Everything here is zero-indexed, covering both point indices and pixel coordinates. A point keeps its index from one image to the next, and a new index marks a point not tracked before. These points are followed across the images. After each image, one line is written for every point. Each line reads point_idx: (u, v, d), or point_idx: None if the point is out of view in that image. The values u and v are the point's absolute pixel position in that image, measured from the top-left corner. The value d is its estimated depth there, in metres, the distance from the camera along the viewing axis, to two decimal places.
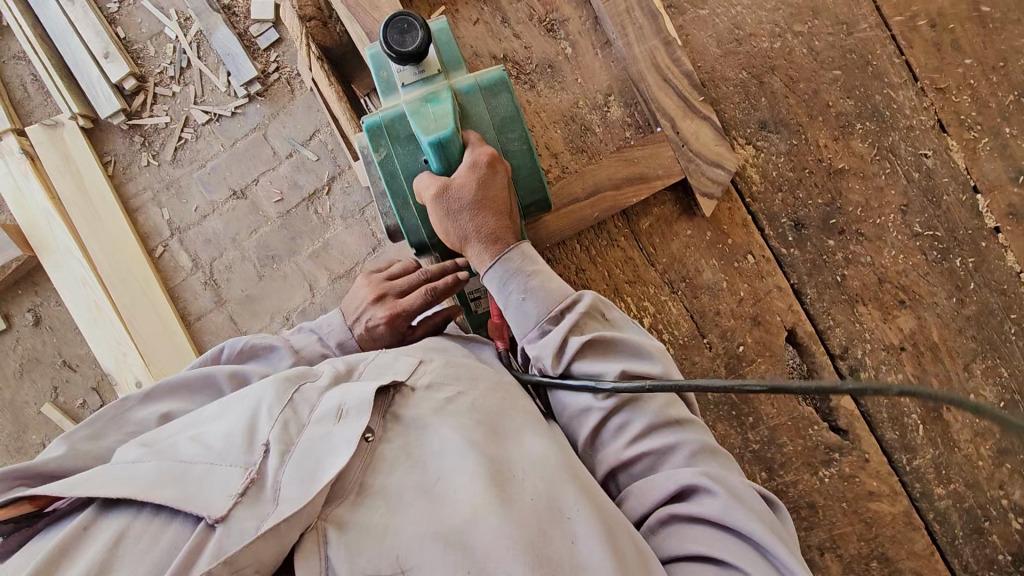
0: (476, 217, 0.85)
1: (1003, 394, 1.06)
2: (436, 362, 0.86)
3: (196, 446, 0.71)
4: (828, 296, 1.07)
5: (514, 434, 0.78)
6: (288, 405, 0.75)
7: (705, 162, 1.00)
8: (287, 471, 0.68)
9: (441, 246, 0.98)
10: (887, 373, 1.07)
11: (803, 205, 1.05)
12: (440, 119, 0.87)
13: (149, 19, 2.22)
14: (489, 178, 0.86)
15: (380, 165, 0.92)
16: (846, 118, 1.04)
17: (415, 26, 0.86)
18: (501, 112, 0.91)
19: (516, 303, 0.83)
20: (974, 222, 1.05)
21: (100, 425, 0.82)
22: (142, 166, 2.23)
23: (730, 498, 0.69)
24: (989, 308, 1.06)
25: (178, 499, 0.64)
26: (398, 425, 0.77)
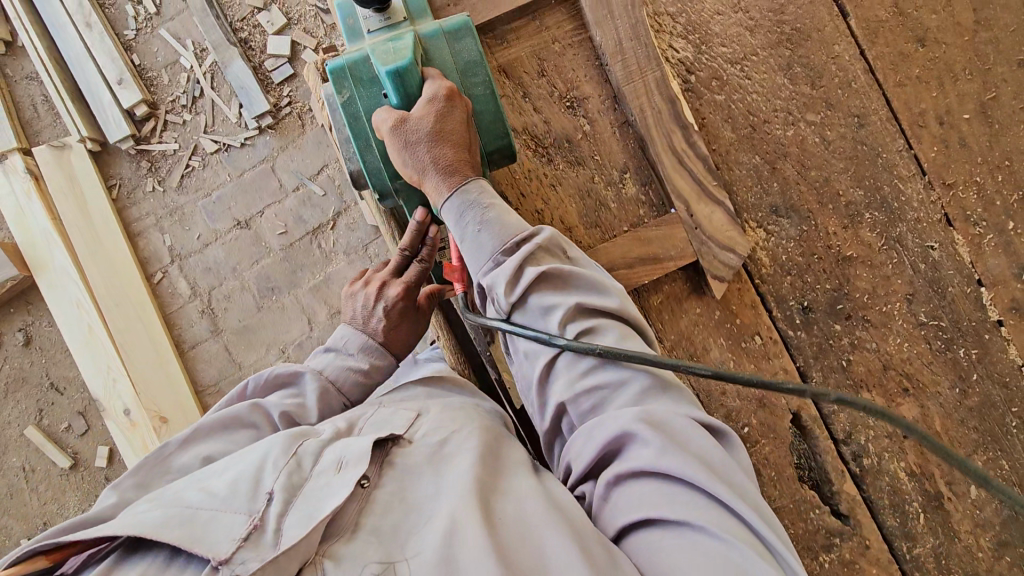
0: (434, 149, 0.85)
1: (1003, 486, 1.07)
2: (433, 413, 0.85)
3: (201, 492, 0.69)
4: (834, 380, 1.07)
5: (506, 468, 0.76)
6: (293, 457, 0.73)
7: (716, 243, 1.02)
8: (289, 517, 0.66)
9: (403, 192, 0.98)
10: (889, 460, 1.08)
11: (811, 290, 1.07)
12: (399, 52, 0.87)
13: (165, 47, 2.22)
14: (448, 112, 0.85)
15: (343, 107, 0.93)
16: (856, 207, 1.06)
17: None
18: (465, 57, 0.92)
19: (472, 234, 0.83)
20: (977, 314, 1.07)
21: (144, 472, 0.83)
22: (147, 192, 2.23)
23: (665, 444, 0.66)
24: (991, 400, 1.07)
25: (182, 540, 0.62)
26: (392, 472, 0.74)
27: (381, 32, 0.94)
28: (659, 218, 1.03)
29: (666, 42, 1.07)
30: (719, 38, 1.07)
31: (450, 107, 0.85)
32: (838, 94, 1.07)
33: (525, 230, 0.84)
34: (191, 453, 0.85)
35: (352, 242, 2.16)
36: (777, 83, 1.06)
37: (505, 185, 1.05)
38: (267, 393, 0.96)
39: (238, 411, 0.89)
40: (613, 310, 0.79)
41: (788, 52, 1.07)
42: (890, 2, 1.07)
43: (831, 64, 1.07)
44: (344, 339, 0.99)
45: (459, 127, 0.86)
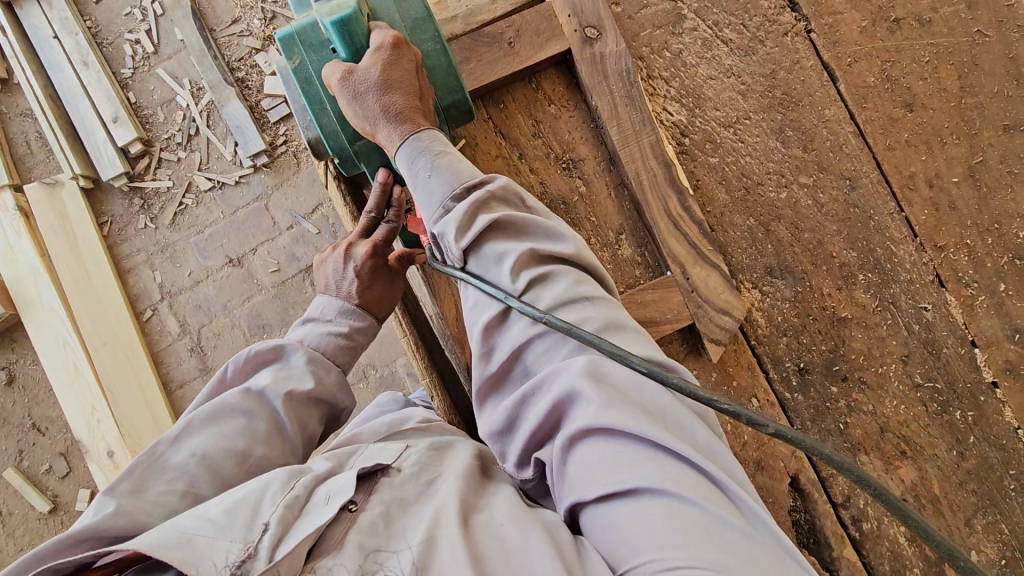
0: (382, 98, 0.87)
1: (1003, 552, 1.06)
2: (422, 446, 0.82)
3: (195, 512, 0.67)
4: (832, 443, 1.06)
5: (490, 490, 0.75)
6: (291, 488, 0.70)
7: (710, 302, 1.01)
8: (286, 544, 0.64)
9: (363, 154, 1.00)
10: (889, 524, 1.06)
11: (807, 350, 1.06)
12: (341, 3, 0.88)
13: (162, 86, 2.23)
14: (393, 61, 0.87)
15: (295, 72, 0.95)
16: (850, 269, 1.07)
17: None
18: (413, 14, 0.94)
19: (424, 180, 0.84)
20: (972, 375, 1.07)
21: (139, 476, 0.75)
22: (139, 229, 2.21)
23: (607, 401, 0.65)
24: (988, 461, 1.06)
25: (176, 564, 0.60)
26: (381, 495, 0.72)
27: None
28: (653, 280, 1.03)
29: (660, 105, 1.08)
30: (711, 101, 1.08)
31: (396, 56, 0.88)
32: (830, 157, 1.08)
33: (477, 177, 0.83)
34: (183, 448, 0.79)
35: None
36: (769, 145, 1.08)
37: None
38: (248, 372, 0.90)
39: (230, 401, 0.84)
40: (567, 254, 0.78)
41: (780, 116, 1.08)
42: (878, 68, 1.09)
43: (822, 127, 1.08)
44: (323, 303, 0.99)
45: (409, 71, 0.89)
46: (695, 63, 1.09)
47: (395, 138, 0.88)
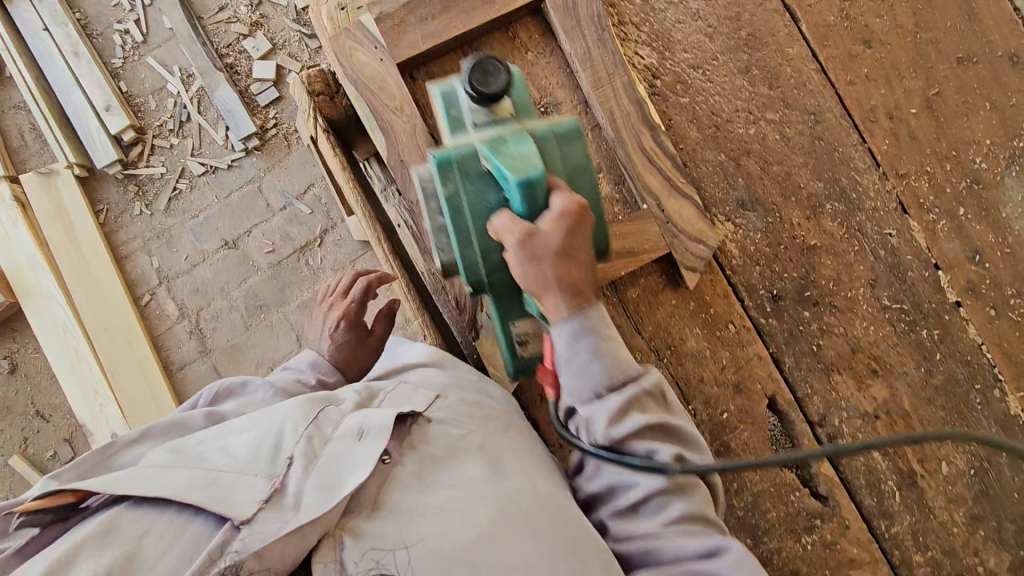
0: (559, 266, 0.79)
1: (972, 461, 1.12)
2: (452, 400, 0.91)
3: (229, 452, 0.76)
4: (806, 364, 1.12)
5: (516, 463, 0.82)
6: (312, 423, 0.79)
7: (686, 231, 1.07)
8: (311, 479, 0.72)
9: (500, 285, 0.91)
10: (864, 440, 1.11)
11: (779, 278, 1.12)
12: (525, 160, 0.79)
13: (153, 74, 2.27)
14: (577, 228, 0.79)
15: (446, 200, 0.84)
16: (817, 199, 1.13)
17: (499, 69, 0.83)
18: (573, 160, 0.87)
19: (583, 360, 0.79)
20: (936, 296, 1.13)
21: (88, 467, 0.79)
22: (135, 216, 2.26)
23: (746, 558, 0.72)
24: (955, 377, 1.12)
25: (206, 505, 0.68)
26: (414, 453, 0.80)
27: (489, 125, 0.86)
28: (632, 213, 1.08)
29: (632, 50, 1.14)
30: (680, 45, 1.14)
31: (580, 222, 0.80)
32: (795, 93, 1.13)
33: (634, 368, 0.82)
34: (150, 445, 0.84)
35: (340, 257, 2.20)
36: (736, 85, 1.13)
37: None
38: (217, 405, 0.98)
39: (193, 420, 0.90)
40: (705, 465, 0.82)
41: (746, 56, 1.14)
42: (837, 8, 1.15)
43: (786, 66, 1.14)
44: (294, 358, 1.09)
45: (576, 236, 0.80)
46: (664, 9, 1.15)
47: (560, 313, 0.79)
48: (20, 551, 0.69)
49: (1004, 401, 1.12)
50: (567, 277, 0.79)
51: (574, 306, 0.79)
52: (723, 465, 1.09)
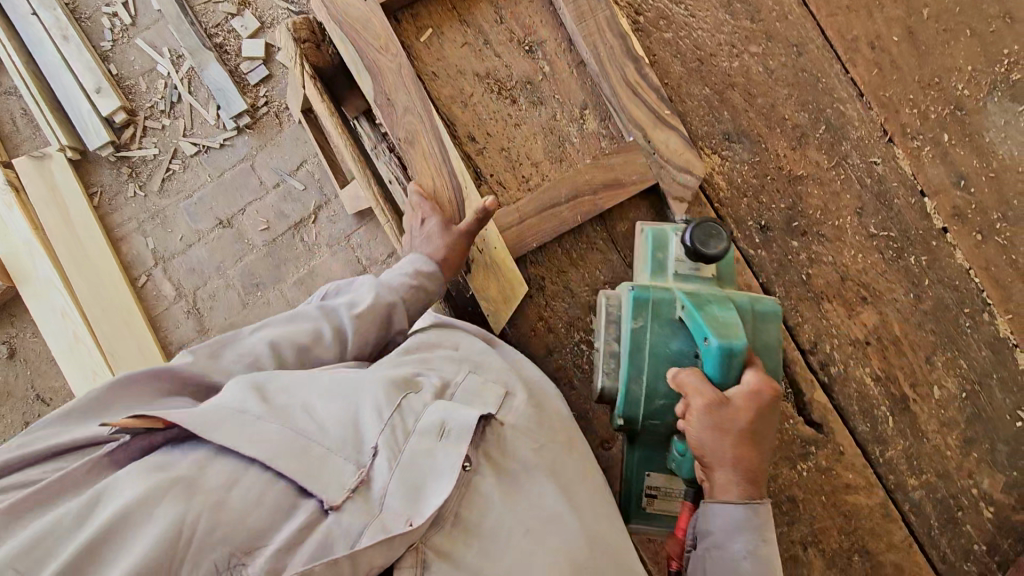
0: (738, 447, 0.80)
1: (964, 385, 1.12)
2: (521, 399, 0.87)
3: (314, 420, 0.73)
4: (795, 293, 1.13)
5: (572, 482, 0.83)
6: (396, 412, 0.76)
7: (673, 162, 1.08)
8: (395, 481, 0.70)
9: (653, 429, 0.93)
10: (855, 366, 1.12)
11: (766, 209, 1.13)
12: (729, 326, 0.84)
13: (142, 56, 2.28)
14: (763, 411, 0.81)
15: (631, 333, 0.91)
16: (802, 129, 1.14)
17: (720, 235, 0.90)
18: (762, 338, 0.91)
19: (738, 554, 0.79)
20: (923, 223, 1.14)
21: (217, 346, 0.86)
22: (128, 197, 2.26)
23: None
24: (944, 302, 1.13)
25: (295, 475, 0.67)
26: (492, 464, 0.78)
27: (689, 277, 0.96)
28: (618, 146, 1.10)
29: None
30: None
31: (766, 407, 0.81)
32: (776, 26, 1.15)
33: None
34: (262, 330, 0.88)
35: (335, 232, 2.21)
36: (719, 19, 1.14)
37: (472, 128, 1.12)
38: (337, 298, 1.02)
39: (307, 310, 0.93)
40: None
41: None
42: None
43: None
44: (401, 260, 1.02)
45: (757, 434, 0.81)
46: None
47: (732, 489, 0.81)
48: (111, 453, 0.68)
49: (993, 325, 1.13)
50: (744, 456, 0.80)
51: (747, 494, 0.81)
52: None
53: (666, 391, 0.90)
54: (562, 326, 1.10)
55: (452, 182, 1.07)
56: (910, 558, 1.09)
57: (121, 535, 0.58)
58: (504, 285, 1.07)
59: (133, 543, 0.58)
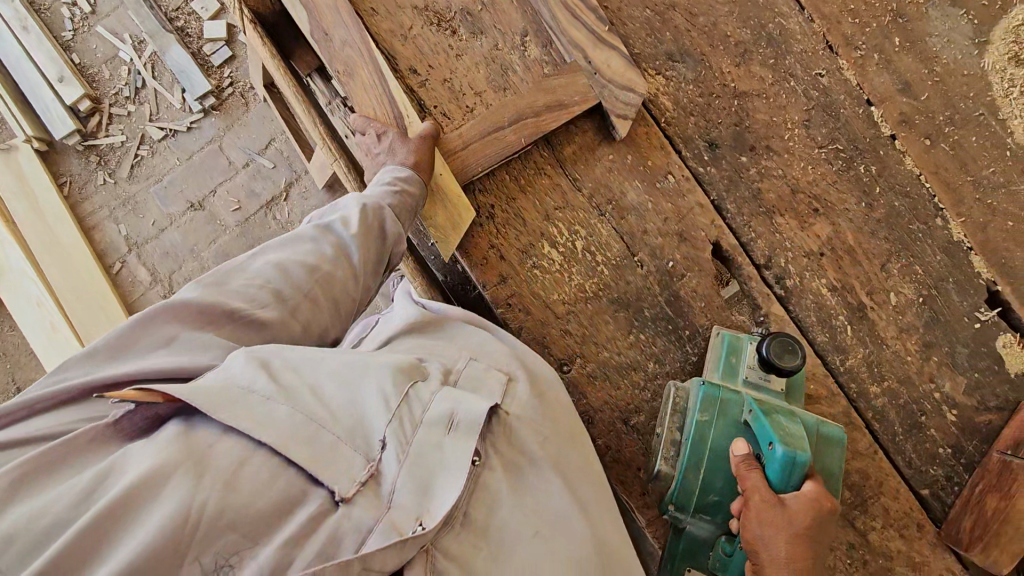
0: (792, 547, 0.82)
1: (921, 290, 1.12)
2: (523, 389, 0.87)
3: (322, 403, 0.70)
4: (747, 209, 1.13)
5: (576, 480, 0.83)
6: (404, 400, 0.72)
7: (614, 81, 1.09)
8: (403, 476, 0.68)
9: (702, 518, 0.98)
10: (811, 278, 1.12)
11: (714, 126, 1.14)
12: (797, 439, 0.88)
13: (104, 44, 2.23)
14: (822, 522, 0.83)
15: (697, 424, 0.97)
16: (745, 45, 1.14)
17: (795, 352, 0.97)
18: (825, 461, 0.95)
19: None
20: (871, 131, 1.14)
21: (221, 276, 0.82)
22: (98, 185, 2.22)
23: None
24: (896, 209, 1.13)
25: (302, 462, 0.63)
26: (499, 459, 0.78)
27: (759, 385, 1.02)
28: (560, 69, 1.10)
29: None
30: None
31: (826, 516, 0.84)
32: None
33: None
34: (262, 257, 0.86)
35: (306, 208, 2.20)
36: None
37: (414, 62, 1.12)
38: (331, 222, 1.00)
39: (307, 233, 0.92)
40: None
41: None
42: None
43: None
44: (379, 171, 1.02)
45: (812, 539, 0.83)
46: None
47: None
48: (117, 423, 0.64)
49: (947, 230, 1.13)
50: (796, 560, 0.81)
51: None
52: (675, 313, 1.11)
53: (720, 487, 0.96)
54: (514, 253, 1.10)
55: (393, 112, 1.08)
56: (875, 465, 1.10)
57: (129, 511, 0.55)
58: (452, 212, 1.07)
59: (139, 522, 0.55)
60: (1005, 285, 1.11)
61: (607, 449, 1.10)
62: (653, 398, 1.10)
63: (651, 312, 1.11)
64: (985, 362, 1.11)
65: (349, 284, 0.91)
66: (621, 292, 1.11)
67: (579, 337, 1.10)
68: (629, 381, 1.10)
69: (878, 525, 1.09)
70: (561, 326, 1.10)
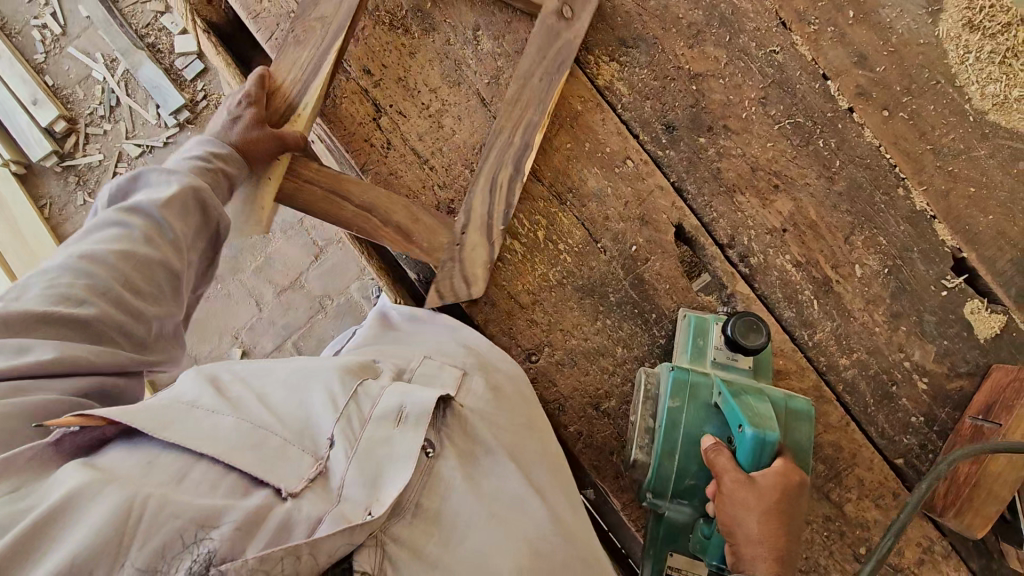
0: (765, 525, 0.82)
1: (885, 261, 1.12)
2: (477, 381, 0.87)
3: (270, 409, 0.71)
4: (707, 189, 1.14)
5: (533, 465, 0.82)
6: (353, 398, 0.73)
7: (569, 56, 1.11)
8: (353, 468, 0.67)
9: (680, 499, 0.98)
10: (775, 255, 1.13)
11: (670, 109, 1.14)
12: (764, 418, 0.89)
13: (75, 64, 2.15)
14: (793, 498, 0.84)
15: (669, 411, 0.98)
16: (698, 27, 1.14)
17: (761, 329, 0.97)
18: (797, 437, 0.95)
19: None
20: (829, 105, 1.14)
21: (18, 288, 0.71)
22: (79, 206, 2.18)
23: None
24: (857, 181, 1.13)
25: (251, 467, 0.63)
26: (454, 449, 0.77)
27: (727, 365, 1.02)
28: (503, 81, 1.12)
29: None
30: None
31: (798, 492, 0.85)
32: None
33: None
34: (58, 257, 0.75)
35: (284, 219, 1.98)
36: None
37: (366, 61, 1.13)
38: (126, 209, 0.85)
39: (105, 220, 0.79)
40: None
41: None
42: None
43: None
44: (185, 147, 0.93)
45: (785, 515, 0.83)
46: None
47: (759, 565, 0.81)
48: (57, 443, 0.61)
49: (909, 199, 1.12)
50: (770, 537, 0.82)
51: (774, 569, 0.80)
52: (640, 297, 1.12)
53: (697, 472, 0.96)
54: None
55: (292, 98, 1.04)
56: (848, 437, 1.10)
57: (62, 526, 0.53)
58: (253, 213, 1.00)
59: (73, 532, 0.52)
60: (970, 252, 1.11)
61: (579, 435, 1.11)
62: (623, 382, 1.11)
63: (616, 297, 1.12)
64: (954, 329, 1.11)
65: (171, 264, 0.79)
66: (585, 278, 1.12)
67: (545, 326, 1.11)
68: (597, 366, 1.11)
69: (853, 496, 1.10)
70: (528, 316, 1.11)
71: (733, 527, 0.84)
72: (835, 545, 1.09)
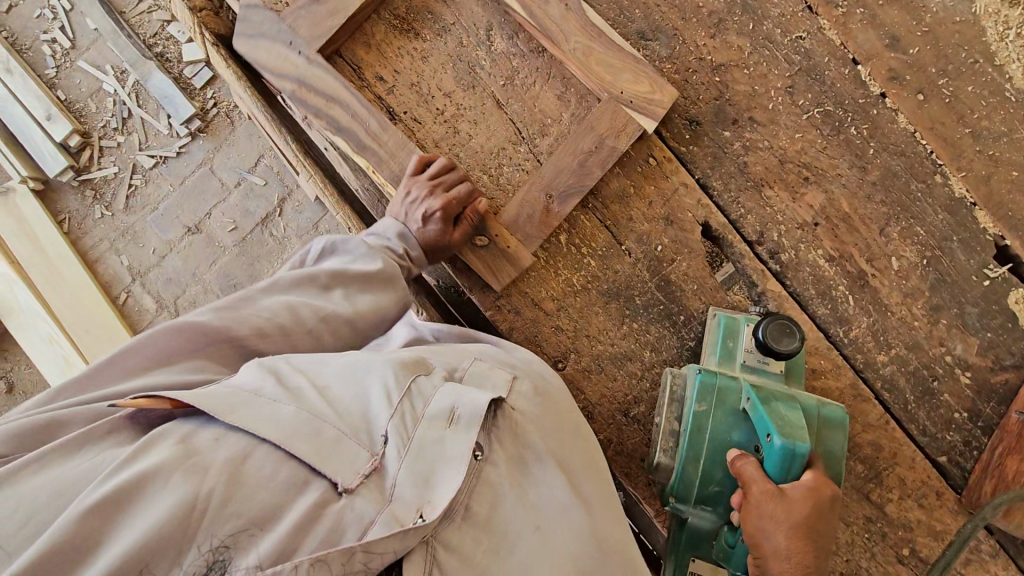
0: (792, 540, 0.78)
1: (923, 252, 1.07)
2: (527, 384, 0.81)
3: (327, 400, 0.68)
4: (734, 185, 1.10)
5: (580, 470, 0.79)
6: (406, 396, 0.70)
7: (638, 111, 1.05)
8: (404, 467, 0.65)
9: (705, 505, 0.94)
10: (807, 250, 1.09)
11: (693, 103, 1.10)
12: (795, 427, 0.86)
13: (86, 77, 1.93)
14: (823, 507, 0.80)
15: (696, 415, 0.95)
16: (719, 15, 1.10)
17: (794, 334, 0.94)
18: (829, 446, 0.92)
19: None
20: (861, 92, 1.09)
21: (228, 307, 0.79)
22: (96, 220, 1.95)
23: None
24: (892, 169, 1.08)
25: (307, 458, 0.61)
26: (502, 450, 0.73)
27: (755, 368, 0.98)
28: (521, 86, 1.11)
29: None
30: None
31: (828, 503, 0.81)
32: None
33: None
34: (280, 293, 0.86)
35: (302, 223, 1.87)
36: None
37: (379, 70, 1.13)
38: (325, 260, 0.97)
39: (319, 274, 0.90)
40: None
41: None
42: None
43: None
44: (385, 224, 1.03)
45: (812, 531, 0.79)
46: None
47: None
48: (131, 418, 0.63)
49: (948, 186, 1.07)
50: (798, 553, 0.77)
51: None
52: (669, 301, 1.09)
53: (722, 479, 0.92)
54: None
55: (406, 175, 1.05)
56: (888, 435, 1.07)
57: (129, 500, 0.54)
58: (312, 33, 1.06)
59: (139, 515, 0.53)
60: (1014, 240, 1.05)
61: (609, 443, 1.09)
62: (652, 387, 1.09)
63: (643, 300, 1.09)
64: (999, 320, 1.06)
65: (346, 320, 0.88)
66: (611, 283, 1.09)
67: (571, 333, 1.09)
68: (625, 371, 1.09)
69: (895, 496, 1.06)
70: (553, 322, 1.10)
71: (760, 540, 0.80)
72: (877, 546, 1.06)
